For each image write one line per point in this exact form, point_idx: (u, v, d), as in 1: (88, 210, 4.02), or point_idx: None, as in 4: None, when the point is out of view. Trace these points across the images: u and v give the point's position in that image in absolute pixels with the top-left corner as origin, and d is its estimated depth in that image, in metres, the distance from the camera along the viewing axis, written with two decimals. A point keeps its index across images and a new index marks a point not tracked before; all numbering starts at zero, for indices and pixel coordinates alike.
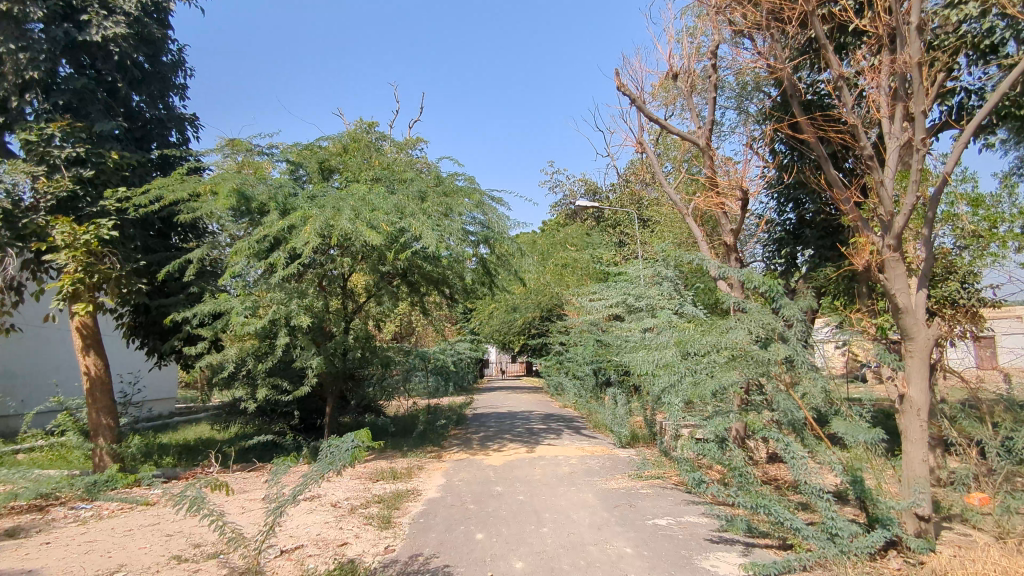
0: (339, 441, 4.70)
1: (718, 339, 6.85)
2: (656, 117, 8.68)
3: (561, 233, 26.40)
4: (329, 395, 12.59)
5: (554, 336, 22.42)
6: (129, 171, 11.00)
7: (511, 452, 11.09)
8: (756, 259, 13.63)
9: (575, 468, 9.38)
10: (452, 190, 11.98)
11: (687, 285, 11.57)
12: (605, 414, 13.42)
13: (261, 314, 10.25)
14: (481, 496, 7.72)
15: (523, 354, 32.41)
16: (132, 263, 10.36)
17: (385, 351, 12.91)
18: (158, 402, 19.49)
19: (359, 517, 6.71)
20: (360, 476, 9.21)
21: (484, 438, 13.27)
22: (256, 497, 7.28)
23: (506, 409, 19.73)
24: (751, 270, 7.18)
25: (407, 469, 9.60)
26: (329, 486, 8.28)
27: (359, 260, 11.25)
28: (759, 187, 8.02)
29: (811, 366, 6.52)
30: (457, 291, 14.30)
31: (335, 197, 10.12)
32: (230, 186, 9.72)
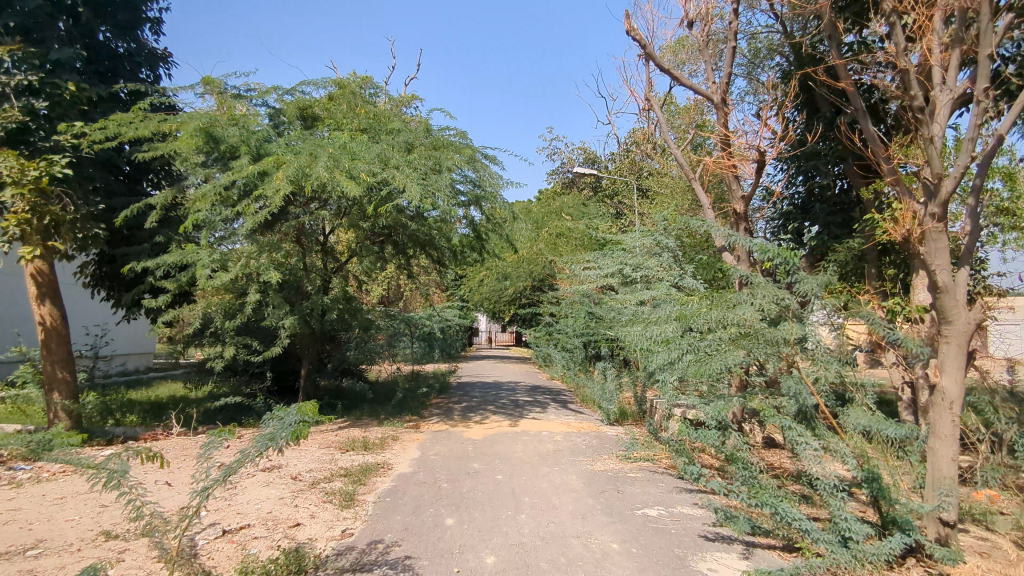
0: (282, 414, 4.04)
1: (723, 313, 6.18)
2: (668, 66, 7.83)
3: (558, 202, 25.64)
4: (305, 357, 11.93)
5: (545, 307, 21.80)
6: (90, 106, 10.10)
7: (493, 425, 10.49)
8: (760, 234, 12.96)
9: (559, 446, 8.79)
10: (443, 144, 11.17)
11: (688, 257, 10.91)
12: (594, 389, 12.85)
13: (230, 267, 9.50)
14: (456, 473, 7.12)
15: (512, 324, 31.95)
16: (90, 205, 9.55)
17: (365, 313, 12.20)
18: (132, 356, 18.87)
19: (319, 493, 6.08)
20: (328, 445, 8.59)
21: (466, 408, 12.71)
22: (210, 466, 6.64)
23: (492, 379, 19.19)
24: (764, 238, 6.48)
25: (380, 439, 9.00)
26: (292, 456, 7.64)
27: (339, 214, 10.46)
28: (779, 153, 7.37)
29: (825, 347, 5.89)
30: (445, 254, 13.56)
31: (313, 143, 9.30)
32: (196, 125, 8.85)
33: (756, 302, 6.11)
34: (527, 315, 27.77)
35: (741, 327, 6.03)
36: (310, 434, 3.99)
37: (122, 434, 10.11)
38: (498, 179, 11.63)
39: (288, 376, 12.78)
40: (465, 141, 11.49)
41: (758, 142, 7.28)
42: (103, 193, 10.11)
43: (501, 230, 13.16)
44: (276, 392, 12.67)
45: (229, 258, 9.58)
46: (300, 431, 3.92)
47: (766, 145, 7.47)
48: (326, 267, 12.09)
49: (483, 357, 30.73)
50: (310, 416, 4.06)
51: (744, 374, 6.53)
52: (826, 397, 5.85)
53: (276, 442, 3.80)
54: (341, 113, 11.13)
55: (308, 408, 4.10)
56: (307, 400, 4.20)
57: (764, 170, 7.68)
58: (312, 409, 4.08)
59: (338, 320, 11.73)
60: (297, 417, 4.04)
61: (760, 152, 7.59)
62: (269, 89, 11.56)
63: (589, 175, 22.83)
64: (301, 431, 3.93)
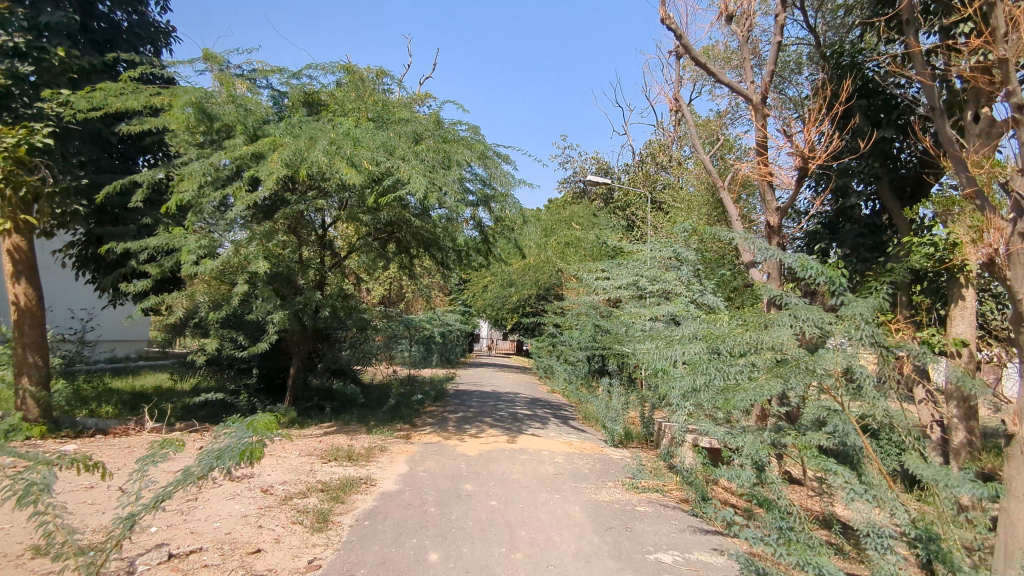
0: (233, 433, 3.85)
1: (759, 336, 5.44)
2: (706, 61, 7.11)
3: (568, 210, 25.01)
4: (296, 354, 11.30)
5: (549, 317, 21.11)
6: (81, 75, 9.48)
7: (490, 440, 9.78)
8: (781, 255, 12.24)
9: (560, 469, 8.06)
10: (454, 138, 10.51)
11: (709, 272, 10.20)
12: (597, 407, 12.13)
13: (217, 255, 8.86)
14: (446, 496, 6.41)
15: (514, 332, 31.31)
16: (73, 179, 8.93)
17: (361, 312, 11.52)
18: (121, 343, 18.30)
19: (289, 512, 5.37)
20: (310, 453, 7.91)
21: (462, 420, 11.99)
22: (172, 472, 5.93)
23: (490, 388, 18.47)
24: (807, 255, 5.76)
25: (367, 450, 8.30)
26: (267, 465, 6.95)
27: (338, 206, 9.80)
28: (827, 159, 6.73)
29: (873, 381, 5.16)
30: (449, 255, 12.87)
31: (313, 127, 8.67)
32: (188, 99, 8.18)
33: (795, 326, 5.38)
34: (530, 324, 27.09)
35: (779, 353, 5.30)
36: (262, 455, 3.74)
37: (94, 427, 9.43)
38: (509, 175, 10.89)
39: (276, 374, 12.10)
40: (477, 135, 10.83)
41: (806, 146, 6.62)
42: (89, 168, 9.50)
43: (510, 233, 12.48)
44: (263, 390, 12.00)
45: (218, 244, 8.96)
46: (249, 453, 3.66)
47: (812, 150, 6.84)
48: (322, 261, 11.42)
49: (481, 364, 29.99)
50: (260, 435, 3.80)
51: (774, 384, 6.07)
52: (874, 438, 5.11)
53: (223, 464, 3.51)
54: (347, 98, 10.47)
55: (258, 424, 3.83)
56: (255, 415, 3.92)
57: (807, 179, 7.05)
58: (263, 427, 3.82)
59: (331, 319, 11.04)
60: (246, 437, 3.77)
61: (804, 158, 6.96)
62: (273, 70, 10.95)
63: (603, 184, 22.18)
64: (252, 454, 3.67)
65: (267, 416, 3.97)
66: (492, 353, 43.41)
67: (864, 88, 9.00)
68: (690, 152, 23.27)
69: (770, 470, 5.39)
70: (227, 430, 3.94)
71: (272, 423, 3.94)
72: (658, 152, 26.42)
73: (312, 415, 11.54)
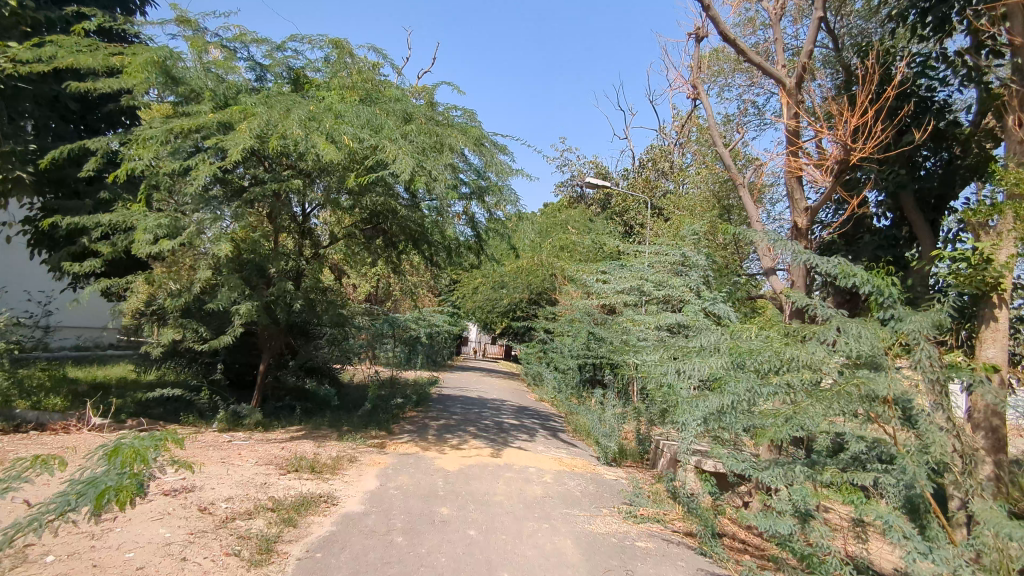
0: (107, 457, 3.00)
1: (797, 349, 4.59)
2: (737, 35, 6.27)
3: (564, 213, 24.25)
4: (267, 349, 10.41)
5: (541, 322, 20.25)
6: (35, 30, 8.51)
7: (472, 453, 8.90)
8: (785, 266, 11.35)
9: (549, 491, 7.20)
10: (448, 121, 9.66)
11: (719, 279, 9.39)
12: (590, 420, 11.29)
13: (178, 234, 7.98)
14: (418, 521, 5.53)
15: (503, 337, 30.55)
16: (19, 143, 8.00)
17: (340, 307, 10.63)
18: (76, 330, 17.08)
19: (226, 539, 4.48)
20: (269, 463, 7.01)
21: (444, 428, 11.12)
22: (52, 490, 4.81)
23: (476, 393, 17.59)
24: (850, 261, 4.93)
25: (334, 460, 7.42)
26: (214, 476, 6.03)
27: (317, 188, 8.91)
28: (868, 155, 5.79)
29: (930, 410, 4.36)
30: (438, 250, 12.00)
31: (290, 97, 7.78)
32: (149, 57, 7.26)
33: (837, 341, 4.57)
34: (520, 328, 26.19)
35: (818, 372, 4.47)
36: (134, 493, 3.01)
37: (33, 419, 8.44)
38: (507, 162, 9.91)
39: (244, 370, 11.16)
40: (474, 121, 9.99)
41: (845, 138, 5.71)
42: (41, 134, 8.57)
43: (505, 230, 11.64)
44: (230, 386, 11.06)
45: (181, 223, 8.08)
46: (113, 493, 2.89)
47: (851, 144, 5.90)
48: (299, 249, 10.48)
49: (467, 367, 29.05)
50: (132, 471, 2.97)
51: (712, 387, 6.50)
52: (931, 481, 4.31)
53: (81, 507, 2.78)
54: (334, 74, 9.62)
55: (127, 460, 2.93)
56: (121, 444, 3.00)
57: (843, 176, 6.13)
58: (132, 456, 2.97)
59: (306, 313, 10.13)
60: (112, 471, 2.97)
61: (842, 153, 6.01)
62: (254, 40, 10.04)
63: (602, 186, 21.37)
64: (116, 496, 2.93)
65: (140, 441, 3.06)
66: (479, 356, 42.73)
67: (898, 83, 8.17)
68: (692, 158, 22.60)
69: (809, 512, 4.53)
70: (98, 457, 3.22)
71: (148, 452, 3.03)
72: (659, 157, 25.71)
73: (282, 416, 10.63)
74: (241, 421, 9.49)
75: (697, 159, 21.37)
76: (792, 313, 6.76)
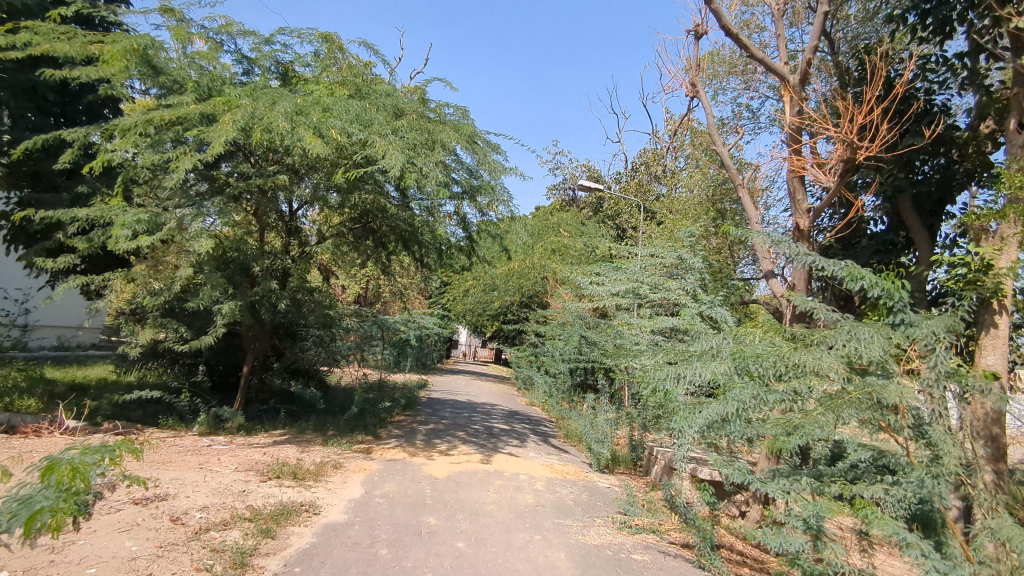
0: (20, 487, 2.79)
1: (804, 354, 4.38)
2: (739, 28, 6.07)
3: (556, 216, 24.05)
4: (251, 350, 10.11)
5: (532, 325, 20.00)
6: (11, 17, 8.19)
7: (461, 459, 8.63)
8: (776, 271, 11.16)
9: (540, 500, 6.95)
10: (440, 118, 9.41)
11: (716, 282, 9.20)
12: (582, 426, 11.06)
13: (157, 230, 7.69)
14: (404, 532, 5.26)
15: (493, 341, 30.26)
16: None
17: (327, 308, 10.34)
18: (53, 329, 16.62)
19: (198, 552, 4.20)
20: (249, 469, 6.72)
21: (432, 433, 10.84)
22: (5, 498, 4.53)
23: (466, 397, 17.31)
24: (857, 263, 4.73)
25: (318, 466, 7.12)
26: (189, 483, 5.73)
27: (303, 184, 8.63)
28: (877, 154, 5.41)
29: (944, 419, 4.16)
30: (429, 251, 11.75)
31: (276, 89, 7.51)
32: (129, 45, 6.98)
33: (845, 347, 4.33)
34: (511, 331, 25.92)
35: (826, 378, 4.26)
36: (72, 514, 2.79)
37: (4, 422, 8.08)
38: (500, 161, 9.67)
39: (227, 372, 10.83)
40: (466, 118, 9.75)
41: (851, 135, 5.41)
42: (17, 126, 8.27)
43: (497, 231, 11.40)
44: (213, 389, 10.73)
45: (162, 218, 7.78)
46: (49, 516, 2.67)
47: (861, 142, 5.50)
48: (285, 248, 10.19)
49: (457, 371, 28.74)
50: (70, 490, 2.77)
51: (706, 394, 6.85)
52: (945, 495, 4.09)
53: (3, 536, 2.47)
54: (322, 68, 9.37)
55: (64, 477, 2.72)
56: (58, 461, 2.77)
57: (851, 177, 5.73)
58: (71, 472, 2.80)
59: (291, 313, 9.83)
60: (47, 490, 2.76)
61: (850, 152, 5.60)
62: (240, 32, 9.75)
63: (595, 189, 21.18)
64: (51, 519, 2.69)
65: (78, 460, 2.93)
66: (468, 360, 42.40)
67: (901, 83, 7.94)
68: (685, 163, 22.52)
69: (823, 531, 4.24)
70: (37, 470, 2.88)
71: (87, 472, 2.85)
72: (652, 161, 25.55)
73: (265, 419, 10.31)
74: (222, 424, 9.16)
75: (690, 163, 21.24)
76: (793, 315, 6.55)
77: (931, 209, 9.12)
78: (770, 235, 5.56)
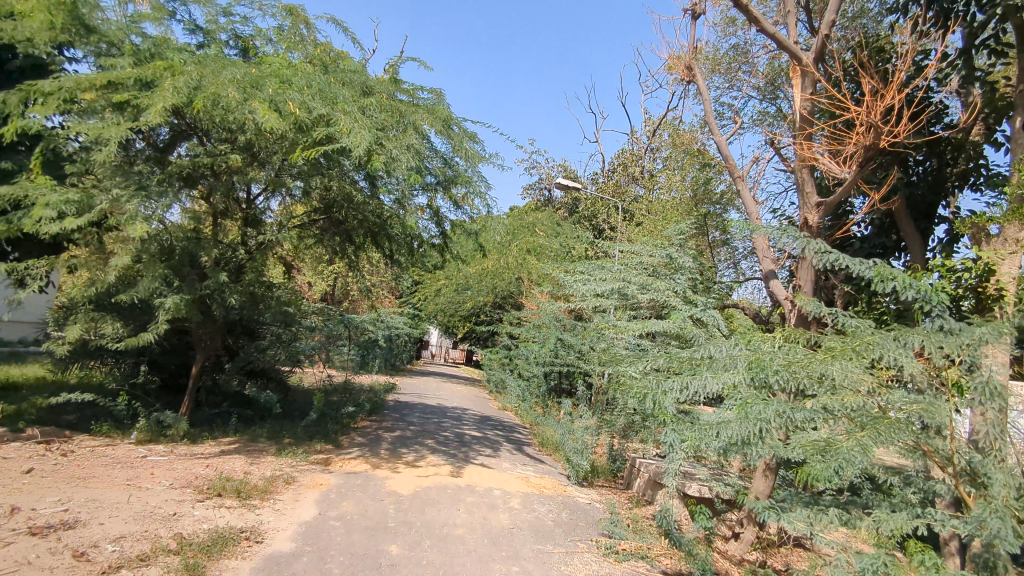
0: None
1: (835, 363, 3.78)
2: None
3: (531, 215, 23.43)
4: (200, 349, 9.21)
5: (505, 327, 19.32)
6: None
7: (430, 472, 7.89)
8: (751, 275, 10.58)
9: (517, 521, 6.27)
10: (413, 99, 8.56)
11: (707, 284, 8.64)
12: (559, 434, 10.40)
13: (88, 213, 6.79)
14: (362, 565, 4.51)
15: (464, 343, 29.47)
16: None
17: (285, 304, 9.47)
18: None
19: None
20: (186, 486, 5.89)
21: (399, 441, 10.06)
22: None
23: (435, 401, 16.51)
24: (887, 263, 4.17)
25: (268, 483, 6.31)
26: (108, 505, 4.89)
27: (257, 165, 7.79)
28: (904, 137, 4.79)
29: (997, 442, 3.57)
30: (399, 246, 10.96)
31: (227, 56, 6.69)
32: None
33: (880, 359, 3.73)
34: (483, 333, 25.18)
35: (859, 394, 3.65)
36: None
37: None
38: (478, 149, 8.93)
39: (176, 373, 9.90)
40: (442, 102, 8.94)
41: (876, 117, 4.79)
42: None
43: (472, 225, 10.67)
44: (159, 391, 9.81)
45: (94, 199, 6.91)
46: None
47: (886, 125, 4.88)
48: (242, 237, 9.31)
49: (427, 373, 27.89)
50: None
51: (703, 406, 6.70)
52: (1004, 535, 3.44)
53: None
54: (285, 41, 8.56)
55: None
56: None
57: (872, 165, 5.13)
58: None
59: (245, 309, 8.95)
60: None
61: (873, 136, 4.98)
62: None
63: (572, 188, 20.52)
64: None
65: None
66: (437, 361, 41.51)
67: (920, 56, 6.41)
68: (663, 164, 22.14)
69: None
70: None
71: None
72: (630, 162, 24.93)
73: (215, 425, 9.40)
74: (163, 432, 8.25)
75: (668, 165, 20.87)
76: (795, 318, 5.85)
77: (921, 214, 7.69)
78: (781, 230, 4.99)
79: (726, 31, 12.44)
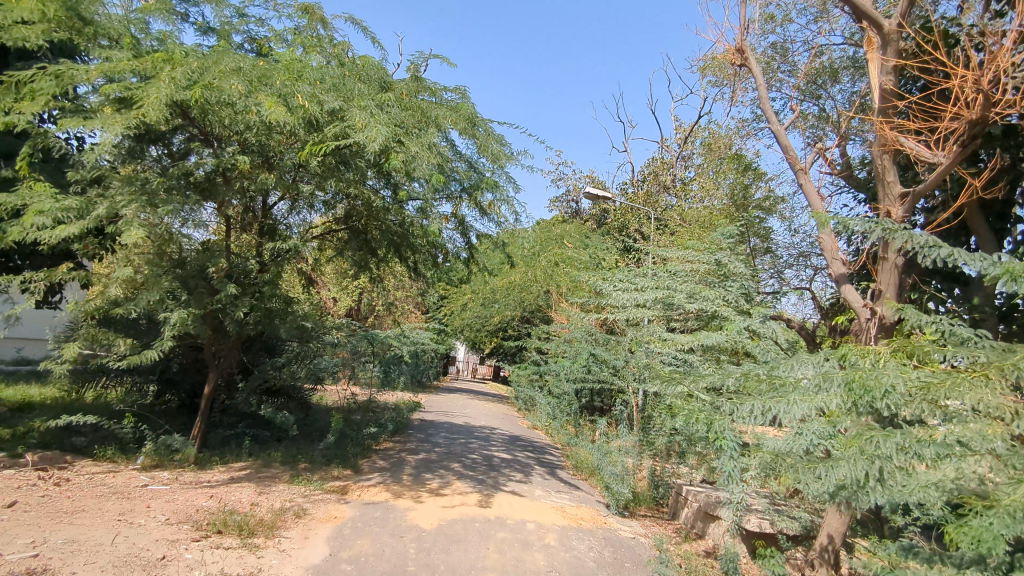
0: None
1: (967, 382, 2.98)
2: None
3: (560, 226, 22.73)
4: (214, 367, 8.72)
5: (534, 342, 18.60)
6: None
7: (456, 502, 7.14)
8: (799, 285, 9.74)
9: (554, 563, 5.49)
10: (436, 98, 7.92)
11: (761, 293, 7.85)
12: (595, 457, 9.59)
13: (87, 221, 6.32)
14: None
15: (491, 359, 28.79)
16: None
17: (301, 319, 8.87)
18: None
19: None
20: (183, 521, 5.26)
21: (424, 465, 9.36)
22: None
23: (463, 420, 15.83)
24: (1017, 259, 3.39)
25: (275, 517, 5.66)
26: (87, 548, 4.29)
27: (269, 170, 7.24)
28: (1021, 107, 4.04)
29: None
30: (421, 257, 10.34)
31: (232, 49, 6.17)
32: None
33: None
34: (512, 348, 24.52)
35: (999, 423, 2.86)
36: None
37: None
38: (506, 149, 8.30)
39: (191, 391, 9.43)
40: (467, 101, 8.31)
41: (989, 84, 4.03)
42: None
43: (499, 232, 9.99)
44: (173, 412, 9.34)
45: (96, 207, 6.47)
46: None
47: (996, 96, 4.14)
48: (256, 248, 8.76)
49: (454, 389, 27.30)
50: None
51: (763, 429, 5.90)
52: None
53: None
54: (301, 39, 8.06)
55: None
56: None
57: (974, 146, 4.39)
58: None
59: (260, 325, 8.37)
60: None
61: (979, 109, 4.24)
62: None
63: (602, 197, 19.78)
64: None
65: None
66: (465, 378, 40.93)
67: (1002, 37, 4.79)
68: (696, 172, 21.28)
69: None
70: None
71: None
72: (660, 171, 24.09)
73: (228, 449, 8.88)
74: (170, 456, 7.69)
75: (703, 171, 20.03)
76: (879, 328, 4.95)
77: (991, 212, 5.75)
78: (867, 221, 4.21)
79: (765, 28, 11.67)
